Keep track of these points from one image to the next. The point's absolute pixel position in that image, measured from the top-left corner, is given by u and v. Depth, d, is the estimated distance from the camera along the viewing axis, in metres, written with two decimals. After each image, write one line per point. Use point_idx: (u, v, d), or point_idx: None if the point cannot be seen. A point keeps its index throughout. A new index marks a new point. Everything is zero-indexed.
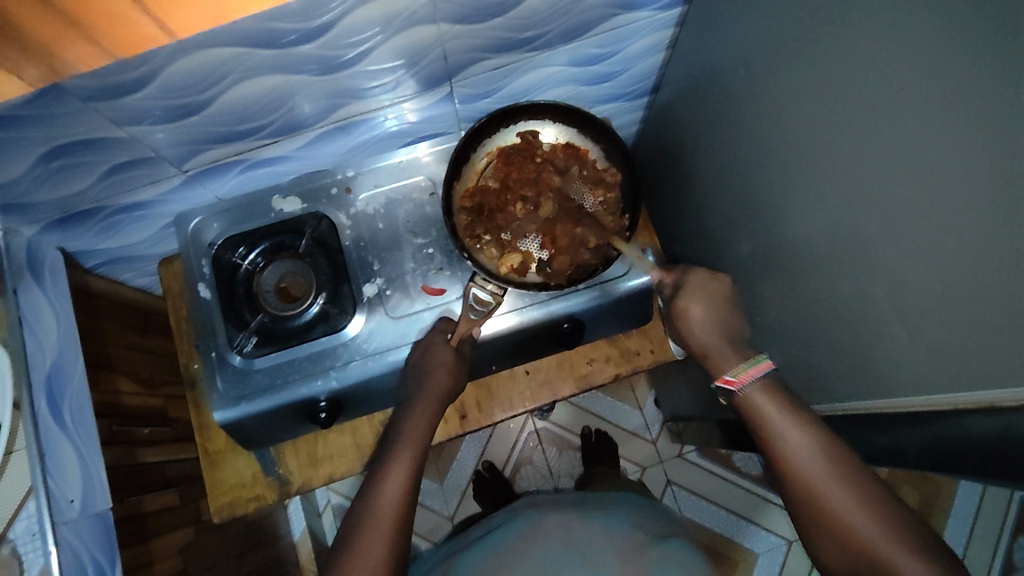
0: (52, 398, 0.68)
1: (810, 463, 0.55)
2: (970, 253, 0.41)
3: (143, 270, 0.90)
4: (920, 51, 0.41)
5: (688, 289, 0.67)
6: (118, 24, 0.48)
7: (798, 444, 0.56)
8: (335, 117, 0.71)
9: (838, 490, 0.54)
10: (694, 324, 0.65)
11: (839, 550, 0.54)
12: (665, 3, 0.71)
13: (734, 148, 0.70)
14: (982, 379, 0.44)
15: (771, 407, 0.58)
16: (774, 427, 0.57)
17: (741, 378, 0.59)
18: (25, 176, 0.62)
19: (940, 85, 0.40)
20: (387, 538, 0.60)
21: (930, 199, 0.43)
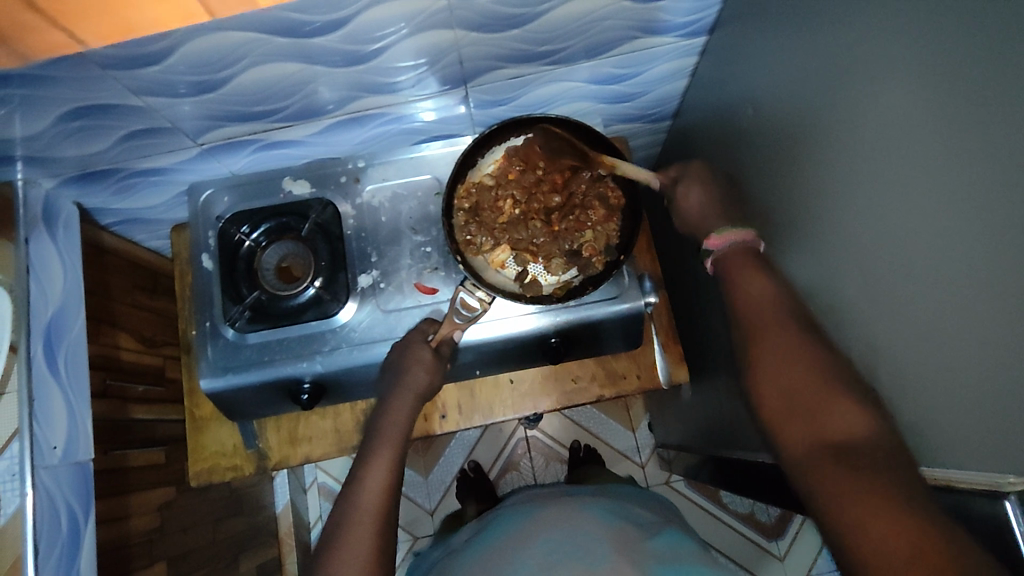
0: (48, 345, 0.71)
1: (771, 322, 0.55)
2: (952, 323, 0.41)
3: (157, 233, 0.92)
4: (937, 112, 0.40)
5: (688, 175, 0.69)
6: (22, 31, 0.46)
7: (757, 291, 0.57)
8: (351, 108, 0.73)
9: (787, 345, 0.53)
10: (693, 204, 0.67)
11: (777, 391, 0.51)
12: (691, 31, 0.71)
13: (744, 183, 0.69)
14: (946, 452, 0.43)
15: (743, 263, 0.60)
16: (738, 278, 0.59)
17: (723, 239, 0.61)
18: (47, 132, 0.65)
19: (950, 149, 0.39)
20: (373, 536, 0.60)
21: (922, 267, 0.43)
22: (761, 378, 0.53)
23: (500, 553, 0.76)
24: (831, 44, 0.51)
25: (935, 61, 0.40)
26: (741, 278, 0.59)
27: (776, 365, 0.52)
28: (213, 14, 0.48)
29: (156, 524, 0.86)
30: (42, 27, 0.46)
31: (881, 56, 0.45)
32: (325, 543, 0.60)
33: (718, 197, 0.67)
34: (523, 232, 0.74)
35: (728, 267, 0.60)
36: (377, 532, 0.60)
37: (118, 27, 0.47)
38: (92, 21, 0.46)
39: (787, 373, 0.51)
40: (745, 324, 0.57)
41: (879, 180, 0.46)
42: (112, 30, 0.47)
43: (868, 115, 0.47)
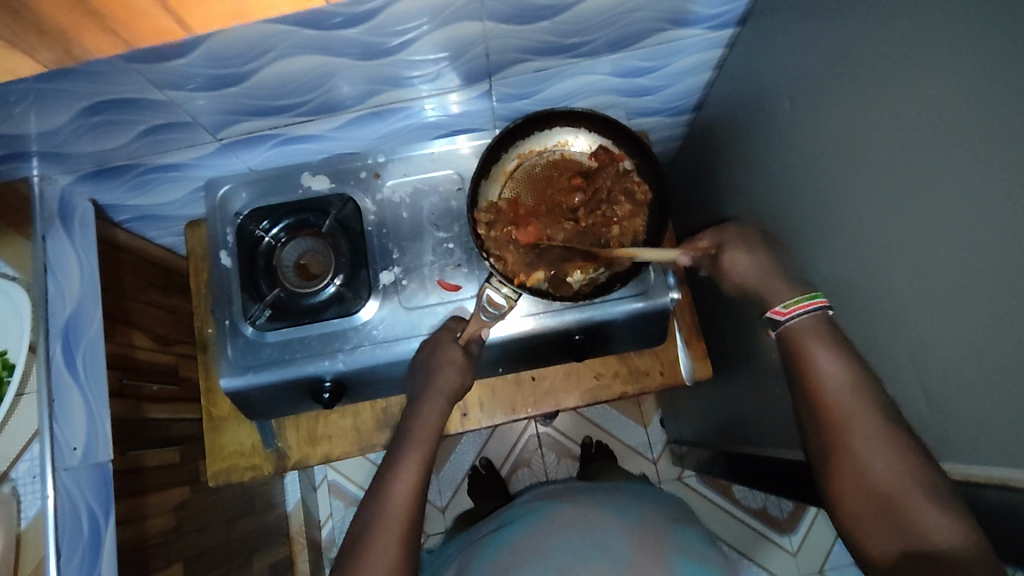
0: (66, 343, 0.69)
1: (849, 415, 0.51)
2: (1011, 318, 0.40)
3: (170, 230, 0.91)
4: (994, 105, 0.40)
5: (730, 241, 0.65)
6: (139, 18, 0.46)
7: (829, 370, 0.53)
8: (373, 102, 0.71)
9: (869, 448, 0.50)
10: (744, 271, 0.63)
11: (863, 500, 0.50)
12: (718, 23, 0.70)
13: (773, 178, 0.69)
14: (999, 450, 0.43)
15: (811, 332, 0.55)
16: (807, 353, 0.55)
17: (792, 310, 0.57)
18: (65, 127, 0.63)
19: (1007, 143, 0.39)
20: (401, 541, 0.59)
21: (977, 262, 0.42)
22: (843, 479, 0.52)
23: (519, 549, 0.74)
24: (872, 36, 0.50)
25: (991, 52, 0.40)
26: (814, 359, 0.54)
27: (861, 473, 0.50)
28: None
29: (172, 524, 0.85)
30: (157, 13, 0.45)
31: (927, 48, 0.45)
32: (353, 546, 0.59)
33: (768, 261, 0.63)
34: (544, 235, 0.72)
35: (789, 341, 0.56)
36: (405, 539, 0.59)
37: (232, 12, 0.47)
38: (208, 6, 0.45)
39: (874, 481, 0.49)
40: (817, 406, 0.54)
41: (927, 174, 0.45)
42: (227, 14, 0.47)
43: (913, 108, 0.46)
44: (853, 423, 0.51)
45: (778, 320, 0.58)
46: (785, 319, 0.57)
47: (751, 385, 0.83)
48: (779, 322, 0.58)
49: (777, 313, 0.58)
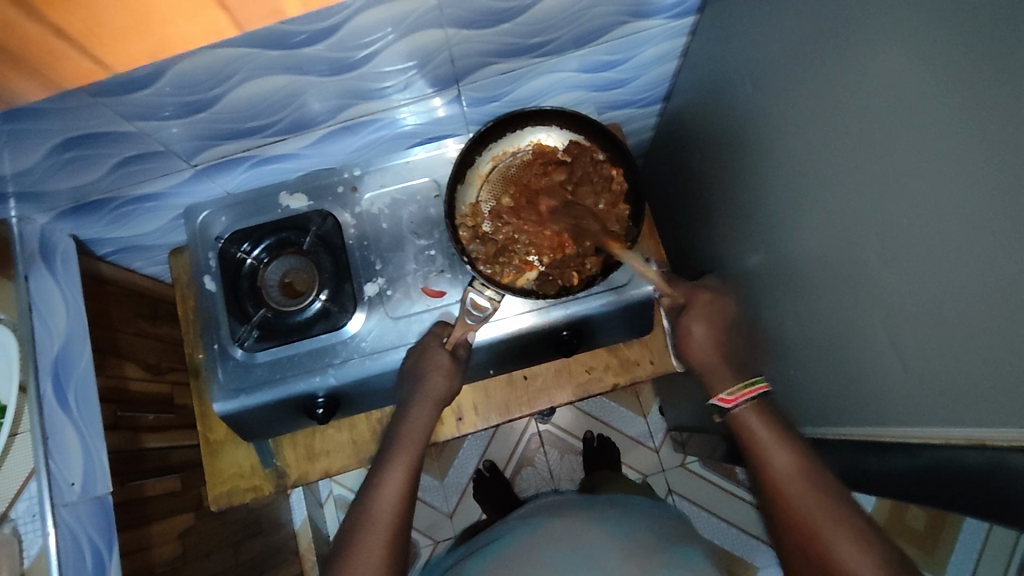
0: (57, 381, 0.70)
1: (795, 489, 0.56)
2: (980, 281, 0.41)
3: (153, 259, 0.91)
4: (947, 72, 0.40)
5: (692, 309, 0.68)
6: (55, 60, 0.49)
7: (784, 465, 0.57)
8: (344, 116, 0.72)
9: (813, 511, 0.55)
10: (694, 343, 0.67)
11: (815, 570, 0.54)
12: (679, 11, 0.71)
13: (746, 160, 0.69)
14: (979, 412, 0.43)
15: (759, 424, 0.60)
16: (762, 447, 0.59)
17: (738, 396, 0.62)
18: (39, 166, 0.64)
19: (966, 109, 0.40)
20: (386, 545, 0.60)
21: (945, 230, 0.43)
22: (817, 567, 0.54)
23: (512, 562, 0.75)
24: (829, 13, 0.51)
25: (942, 20, 0.40)
26: (761, 440, 0.59)
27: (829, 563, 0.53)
28: (238, 28, 0.52)
29: (179, 551, 0.85)
30: (74, 55, 0.49)
31: (882, 23, 0.45)
32: (340, 550, 0.61)
33: (719, 334, 0.67)
34: (519, 239, 0.73)
35: (744, 429, 0.61)
36: (391, 543, 0.60)
37: (156, 47, 0.51)
38: (122, 43, 0.49)
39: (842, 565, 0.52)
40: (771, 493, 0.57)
41: (892, 145, 0.46)
42: (142, 50, 0.51)
43: (875, 81, 0.47)
44: (800, 509, 0.55)
45: (726, 407, 0.62)
46: (730, 407, 0.61)
47: None
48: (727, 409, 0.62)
49: (721, 400, 0.62)
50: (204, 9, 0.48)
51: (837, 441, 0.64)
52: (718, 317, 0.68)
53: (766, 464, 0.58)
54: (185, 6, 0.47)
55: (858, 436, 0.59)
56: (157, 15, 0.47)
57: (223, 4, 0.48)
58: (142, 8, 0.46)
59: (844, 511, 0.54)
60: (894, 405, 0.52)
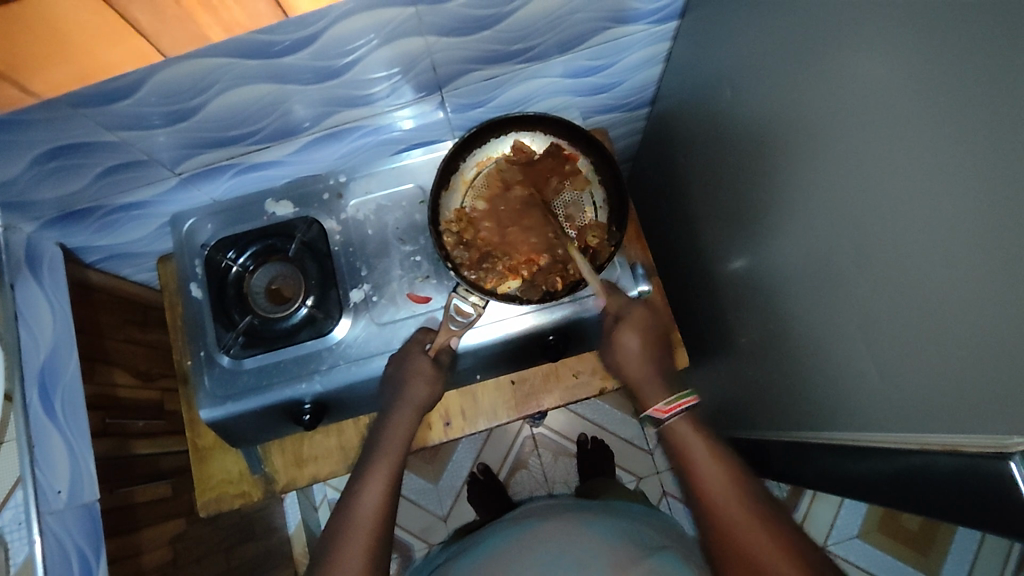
0: (44, 389, 0.70)
1: (721, 495, 0.58)
2: (955, 287, 0.41)
3: (143, 266, 0.91)
4: (922, 77, 0.41)
5: (629, 319, 0.71)
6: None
7: (711, 474, 0.59)
8: (328, 123, 0.72)
9: (737, 512, 0.56)
10: (630, 355, 0.70)
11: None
12: (661, 17, 0.71)
13: (729, 164, 0.70)
14: (957, 417, 0.43)
15: (690, 437, 0.62)
16: (693, 456, 0.61)
17: (671, 408, 0.64)
18: (24, 175, 0.64)
19: (941, 115, 0.40)
20: (368, 545, 0.60)
21: (920, 236, 0.43)
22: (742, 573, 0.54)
23: (500, 566, 0.75)
24: (808, 18, 0.51)
25: (916, 26, 0.40)
26: (691, 451, 0.61)
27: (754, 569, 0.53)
28: (162, 53, 0.50)
29: (169, 557, 0.85)
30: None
31: (859, 29, 0.46)
32: (323, 552, 0.61)
33: (649, 349, 0.71)
34: (502, 247, 0.74)
35: (675, 439, 0.63)
36: (373, 543, 0.61)
37: (82, 74, 0.50)
38: (44, 70, 0.48)
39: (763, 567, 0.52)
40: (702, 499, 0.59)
41: (870, 151, 0.46)
42: (68, 76, 0.50)
43: (853, 86, 0.47)
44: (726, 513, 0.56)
45: (660, 417, 0.64)
46: (665, 417, 0.64)
47: (732, 369, 0.83)
48: (660, 420, 0.65)
49: (658, 412, 0.65)
50: (125, 35, 0.47)
51: (821, 446, 0.64)
52: (648, 331, 0.72)
53: (694, 472, 0.60)
54: (100, 33, 0.46)
55: (842, 442, 0.59)
56: (74, 42, 0.46)
57: (139, 29, 0.47)
58: (53, 36, 0.45)
59: (768, 520, 0.55)
60: (875, 409, 0.52)
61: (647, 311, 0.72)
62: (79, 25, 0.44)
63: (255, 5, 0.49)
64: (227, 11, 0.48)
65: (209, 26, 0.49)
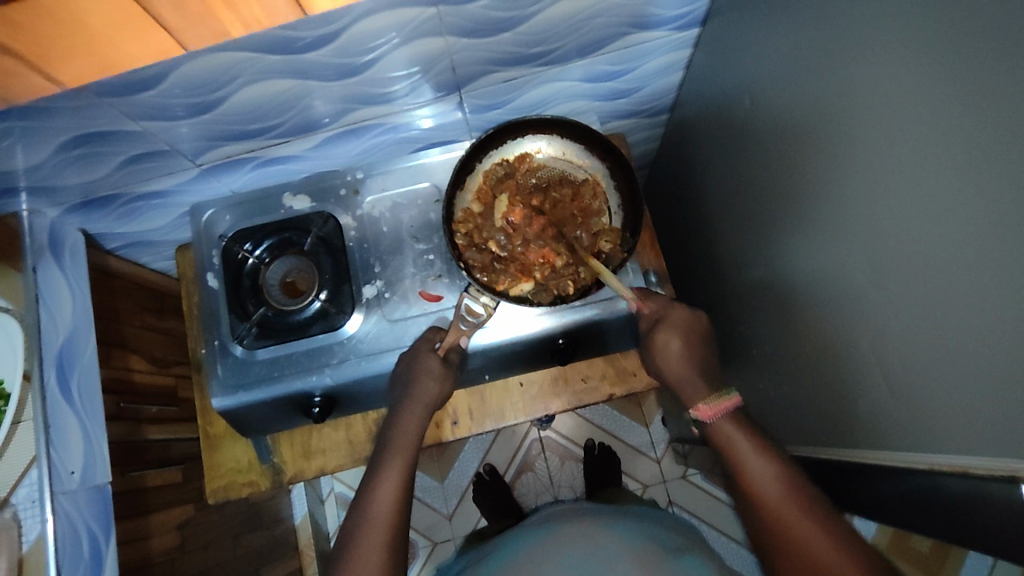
0: (61, 372, 0.72)
1: (765, 484, 0.58)
2: (970, 305, 0.40)
3: (162, 254, 0.93)
4: (942, 91, 0.40)
5: (669, 322, 0.69)
6: (10, 78, 0.50)
7: (757, 465, 0.59)
8: (347, 120, 0.73)
9: (787, 508, 0.56)
10: (670, 356, 0.68)
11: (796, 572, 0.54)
12: (682, 24, 0.71)
13: (746, 174, 0.69)
14: (969, 438, 0.43)
15: (736, 431, 0.62)
16: (739, 450, 0.61)
17: (713, 409, 0.64)
18: (49, 162, 0.66)
19: (959, 133, 0.39)
20: (385, 545, 0.61)
21: (936, 254, 0.42)
22: (782, 559, 0.55)
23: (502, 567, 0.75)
24: (828, 30, 0.51)
25: (938, 41, 0.40)
26: (738, 445, 0.61)
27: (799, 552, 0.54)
28: (184, 46, 0.52)
29: (176, 543, 0.86)
30: (25, 71, 0.50)
31: (879, 43, 0.45)
32: (339, 550, 0.62)
33: (695, 352, 0.69)
34: (516, 251, 0.73)
35: (721, 439, 0.63)
36: (389, 541, 0.62)
37: (100, 66, 0.51)
38: (72, 60, 0.49)
39: (805, 549, 0.53)
40: (748, 490, 0.59)
41: (888, 167, 0.46)
42: (92, 67, 0.51)
43: (871, 100, 0.47)
44: (774, 502, 0.57)
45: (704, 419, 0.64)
46: (708, 419, 0.63)
47: (744, 380, 0.83)
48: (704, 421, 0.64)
49: (699, 413, 0.64)
50: (148, 28, 0.48)
51: (830, 461, 0.63)
52: (693, 332, 0.69)
53: (742, 469, 0.60)
54: (126, 25, 0.47)
55: (849, 457, 0.59)
56: (98, 35, 0.47)
57: (163, 24, 0.48)
58: (79, 29, 0.46)
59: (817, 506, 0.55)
60: (885, 425, 0.52)
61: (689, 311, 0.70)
62: (102, 17, 0.45)
63: (275, 4, 0.49)
64: (248, 9, 0.49)
65: (229, 22, 0.50)
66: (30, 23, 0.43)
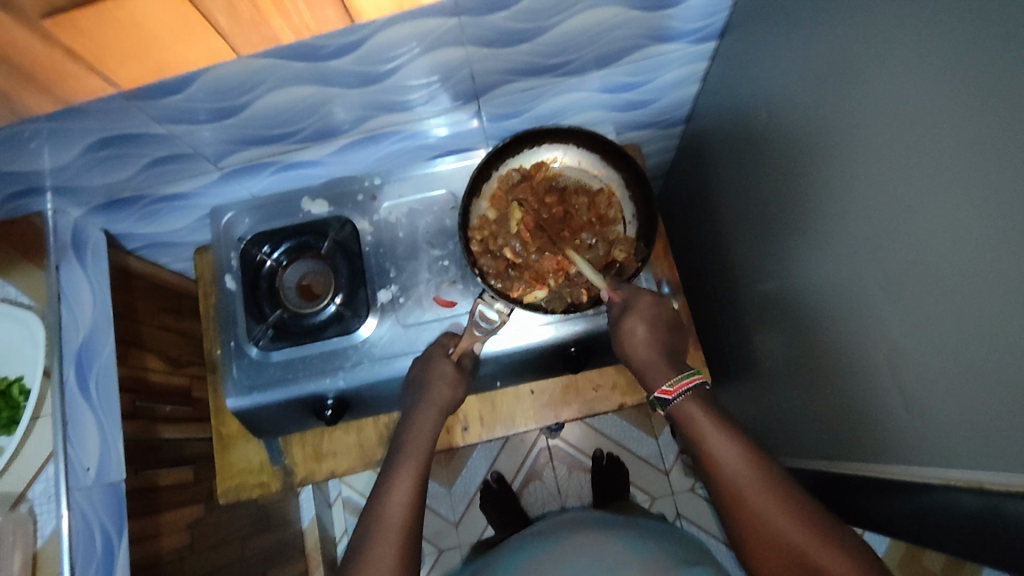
0: (80, 368, 0.73)
1: (733, 470, 0.60)
2: (987, 321, 0.40)
3: (181, 255, 0.94)
4: (959, 108, 0.40)
5: (635, 308, 0.67)
6: (69, 78, 0.52)
7: (724, 451, 0.61)
8: (366, 127, 0.74)
9: (754, 490, 0.58)
10: (637, 342, 0.67)
11: (767, 546, 0.57)
12: (700, 36, 0.71)
13: (761, 187, 0.69)
14: (985, 454, 0.42)
15: (702, 417, 0.63)
16: (705, 436, 0.62)
17: (677, 388, 0.65)
18: (75, 162, 0.67)
19: (975, 150, 0.39)
20: (398, 546, 0.62)
21: (953, 269, 0.42)
22: (755, 543, 0.57)
23: None
24: (846, 46, 0.51)
25: (956, 58, 0.40)
26: (705, 431, 0.62)
27: (772, 537, 0.56)
28: (235, 52, 0.53)
29: (187, 542, 0.87)
30: (84, 73, 0.51)
31: (897, 59, 0.45)
32: (352, 554, 0.62)
33: (658, 336, 0.68)
34: (530, 257, 0.74)
35: (685, 421, 0.64)
36: (402, 542, 0.62)
37: (156, 68, 0.53)
38: (132, 63, 0.51)
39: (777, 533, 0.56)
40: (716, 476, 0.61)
41: (905, 182, 0.46)
42: (153, 68, 0.53)
43: (888, 116, 0.47)
44: (743, 488, 0.59)
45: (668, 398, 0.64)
46: (672, 398, 0.64)
47: (757, 392, 0.83)
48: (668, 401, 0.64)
49: (664, 393, 0.65)
50: (201, 32, 0.49)
51: (844, 474, 0.63)
52: (658, 318, 0.69)
53: (707, 451, 0.61)
54: (182, 32, 0.48)
55: (863, 471, 0.59)
56: (155, 37, 0.48)
57: (218, 30, 0.49)
58: (139, 33, 0.47)
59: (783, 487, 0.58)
60: (900, 439, 0.52)
61: (653, 298, 0.69)
62: (163, 23, 0.47)
63: (323, 13, 0.51)
64: (297, 14, 0.50)
65: (279, 28, 0.51)
66: (91, 26, 0.45)
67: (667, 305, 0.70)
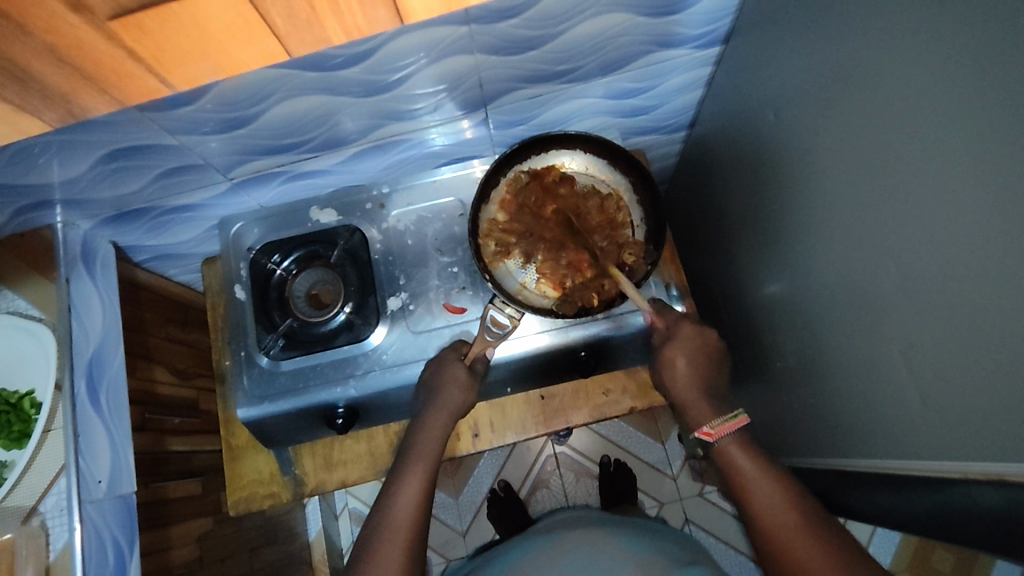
0: (90, 381, 0.73)
1: (770, 503, 0.59)
2: (1000, 315, 0.40)
3: (188, 267, 0.94)
4: (964, 106, 0.41)
5: (676, 340, 0.70)
6: (120, 78, 0.47)
7: (761, 485, 0.60)
8: (376, 135, 0.74)
9: (790, 523, 0.57)
10: (679, 376, 0.70)
11: None
12: (704, 42, 0.72)
13: (768, 189, 0.70)
14: (1004, 447, 0.43)
15: (741, 453, 0.63)
16: (743, 470, 0.62)
17: (718, 430, 0.65)
18: (86, 175, 0.67)
19: (981, 147, 0.40)
20: (403, 551, 0.61)
21: (963, 264, 0.43)
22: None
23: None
24: (849, 48, 0.52)
25: (959, 58, 0.41)
26: (742, 465, 0.62)
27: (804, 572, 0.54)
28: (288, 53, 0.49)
29: (196, 555, 0.86)
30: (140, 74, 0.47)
31: (901, 61, 0.46)
32: (359, 557, 0.62)
33: (703, 371, 0.70)
34: (542, 261, 0.74)
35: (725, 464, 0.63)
36: (407, 547, 0.62)
37: (213, 69, 0.48)
38: (186, 64, 0.47)
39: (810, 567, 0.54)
40: (750, 508, 0.60)
41: (912, 180, 0.46)
42: (208, 69, 0.48)
43: (893, 116, 0.48)
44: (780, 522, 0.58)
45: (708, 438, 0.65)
46: (713, 440, 0.64)
47: (767, 393, 0.83)
48: (710, 442, 0.65)
49: (704, 434, 0.65)
50: (257, 32, 0.45)
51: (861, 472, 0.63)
52: (703, 351, 0.71)
53: (748, 489, 0.61)
54: (240, 32, 0.45)
55: (879, 468, 0.59)
56: (213, 37, 0.45)
57: (272, 29, 0.45)
58: (198, 34, 0.44)
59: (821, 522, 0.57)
60: (916, 435, 0.52)
61: (697, 329, 0.71)
62: (220, 21, 0.43)
63: (376, 13, 0.46)
64: (351, 16, 0.46)
65: (332, 31, 0.47)
66: (154, 27, 0.42)
67: (714, 336, 0.72)
